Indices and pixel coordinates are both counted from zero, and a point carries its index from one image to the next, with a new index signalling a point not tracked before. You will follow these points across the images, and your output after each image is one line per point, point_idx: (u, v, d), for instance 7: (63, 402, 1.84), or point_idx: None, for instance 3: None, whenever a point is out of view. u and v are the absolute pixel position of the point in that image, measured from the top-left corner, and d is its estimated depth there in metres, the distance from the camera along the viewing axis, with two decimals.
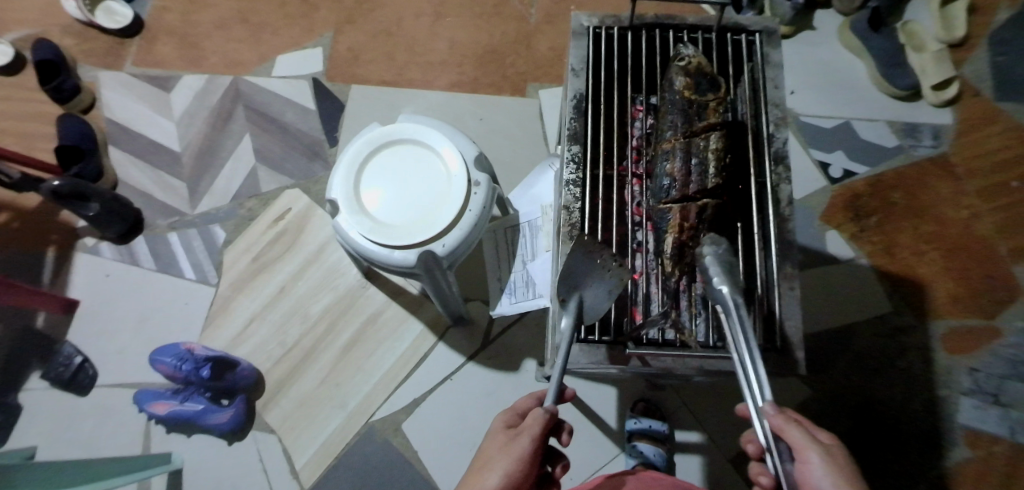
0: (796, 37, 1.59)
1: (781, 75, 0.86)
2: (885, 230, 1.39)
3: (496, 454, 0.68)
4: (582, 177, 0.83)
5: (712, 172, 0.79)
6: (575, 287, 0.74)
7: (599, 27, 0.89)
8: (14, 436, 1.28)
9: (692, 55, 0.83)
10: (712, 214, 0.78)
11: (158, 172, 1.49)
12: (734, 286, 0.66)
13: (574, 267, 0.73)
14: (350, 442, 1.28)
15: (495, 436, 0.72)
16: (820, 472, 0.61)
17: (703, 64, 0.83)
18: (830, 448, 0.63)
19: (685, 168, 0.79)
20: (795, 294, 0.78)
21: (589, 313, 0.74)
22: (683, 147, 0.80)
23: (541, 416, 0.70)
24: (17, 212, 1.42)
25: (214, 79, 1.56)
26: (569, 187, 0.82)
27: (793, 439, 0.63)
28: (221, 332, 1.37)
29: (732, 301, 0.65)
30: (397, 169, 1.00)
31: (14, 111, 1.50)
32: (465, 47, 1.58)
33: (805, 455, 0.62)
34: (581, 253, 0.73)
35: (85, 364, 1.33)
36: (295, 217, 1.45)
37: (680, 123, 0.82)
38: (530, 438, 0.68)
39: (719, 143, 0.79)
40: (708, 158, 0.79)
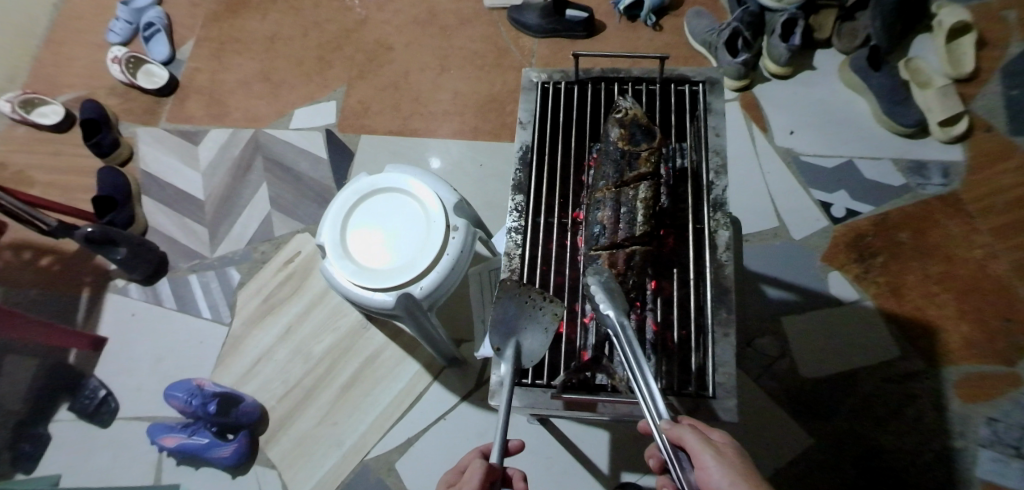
0: (794, 77, 1.59)
1: (723, 123, 0.88)
2: (890, 270, 1.35)
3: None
4: (524, 224, 0.87)
5: (641, 220, 0.80)
6: (511, 333, 0.77)
7: (548, 82, 0.95)
8: (41, 466, 1.38)
9: (628, 106, 0.84)
10: (641, 260, 0.79)
11: (183, 218, 1.61)
12: (621, 310, 0.71)
13: (506, 312, 0.78)
14: (345, 480, 1.31)
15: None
16: (718, 474, 0.61)
17: (639, 115, 0.84)
18: (724, 448, 0.64)
19: (614, 216, 0.81)
20: (730, 341, 0.78)
21: (528, 359, 0.77)
22: (613, 197, 0.82)
23: (481, 466, 0.69)
24: (59, 256, 1.57)
25: (237, 133, 1.69)
26: (512, 234, 0.87)
27: (690, 446, 0.63)
28: (231, 368, 1.44)
29: (620, 325, 0.70)
30: (381, 214, 1.08)
31: (62, 164, 1.67)
32: (467, 97, 1.66)
33: (703, 461, 0.62)
34: (512, 299, 0.78)
35: (107, 397, 1.43)
36: (304, 259, 1.53)
37: (612, 173, 0.84)
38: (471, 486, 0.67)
39: (647, 192, 0.81)
40: (636, 207, 0.81)
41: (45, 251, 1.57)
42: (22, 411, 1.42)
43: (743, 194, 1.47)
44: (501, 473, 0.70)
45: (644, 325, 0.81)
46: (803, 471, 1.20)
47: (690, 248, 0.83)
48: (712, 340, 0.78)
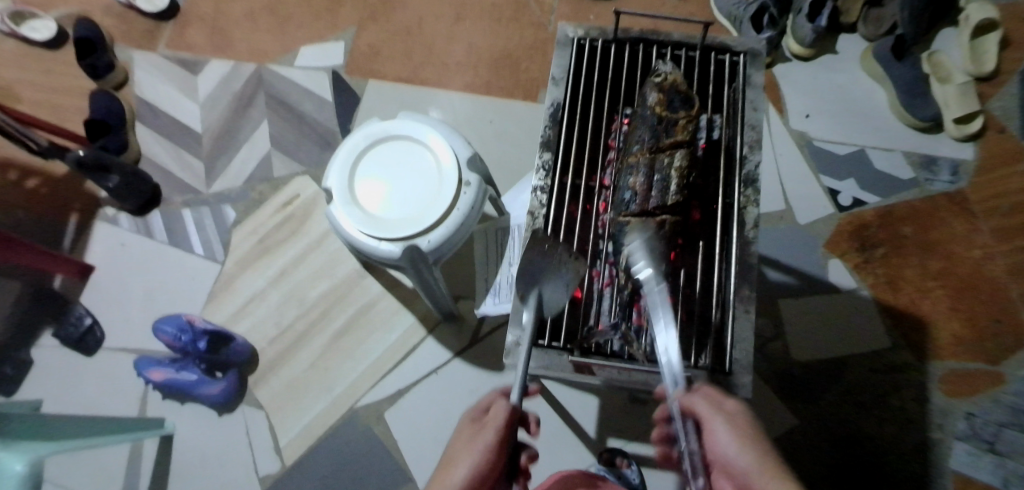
0: (817, 60, 1.55)
1: (761, 97, 0.87)
2: (890, 263, 1.36)
3: (462, 449, 0.67)
4: (550, 184, 0.86)
5: (674, 189, 0.80)
6: (534, 284, 0.76)
7: (584, 38, 0.92)
8: (22, 390, 1.36)
9: (668, 72, 0.84)
10: (669, 230, 0.80)
11: (179, 150, 1.56)
12: (656, 269, 0.75)
13: (531, 265, 0.76)
14: (334, 425, 1.32)
15: (459, 434, 0.70)
16: (726, 438, 0.63)
17: (678, 81, 0.83)
18: (736, 416, 0.65)
19: (647, 183, 0.80)
20: (750, 319, 0.78)
21: (548, 307, 0.78)
22: (648, 163, 0.81)
23: (504, 410, 0.69)
24: (46, 179, 1.50)
25: (241, 66, 1.62)
26: (537, 193, 0.86)
27: (701, 412, 0.66)
28: (223, 306, 1.42)
29: (653, 279, 0.74)
30: (392, 164, 1.05)
31: (53, 83, 1.59)
32: (482, 50, 1.60)
33: (711, 426, 0.64)
34: (539, 253, 0.76)
35: (93, 327, 1.40)
36: (303, 203, 1.49)
37: (647, 138, 0.82)
38: (495, 429, 0.67)
39: (682, 161, 0.81)
40: (670, 175, 0.80)
41: (32, 173, 1.51)
42: (4, 334, 1.38)
43: None
44: (519, 413, 0.70)
45: None
46: (784, 451, 1.23)
47: (718, 223, 0.82)
48: (733, 316, 0.78)
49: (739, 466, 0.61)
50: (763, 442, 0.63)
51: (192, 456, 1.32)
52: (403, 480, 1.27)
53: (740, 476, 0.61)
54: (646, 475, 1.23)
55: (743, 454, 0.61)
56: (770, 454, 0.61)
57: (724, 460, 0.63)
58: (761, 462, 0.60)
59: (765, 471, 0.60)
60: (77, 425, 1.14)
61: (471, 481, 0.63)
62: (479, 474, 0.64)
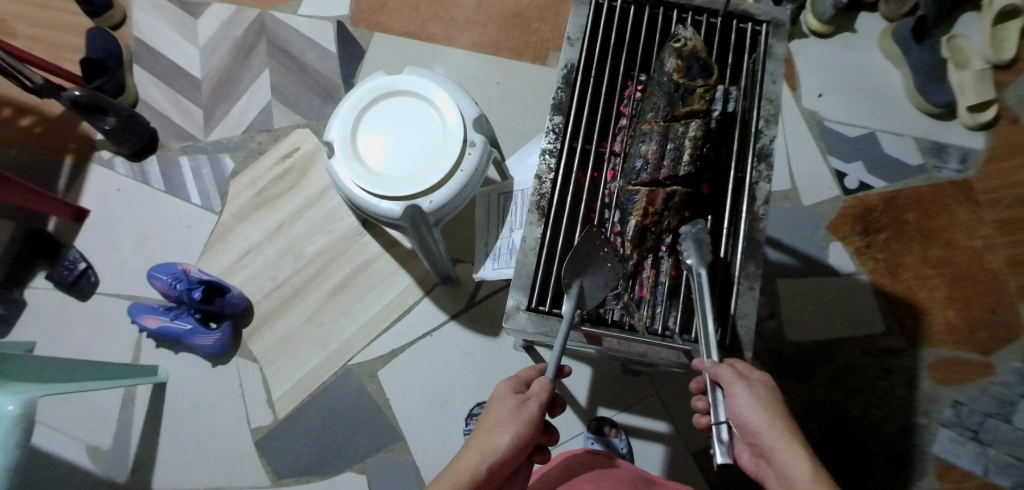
0: (834, 37, 1.51)
1: (781, 71, 0.85)
2: (891, 248, 1.36)
3: (506, 414, 0.72)
4: (560, 147, 0.85)
5: (686, 159, 0.80)
6: (576, 273, 0.77)
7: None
8: (16, 330, 1.35)
9: (689, 37, 0.81)
10: (679, 202, 0.80)
11: (177, 96, 1.52)
12: (702, 260, 0.74)
13: (580, 253, 0.77)
14: (327, 381, 1.32)
15: (501, 399, 0.75)
16: (746, 402, 0.67)
17: (698, 48, 0.81)
18: (758, 383, 0.70)
19: (659, 151, 0.80)
20: (753, 295, 0.79)
21: (588, 300, 0.77)
22: (661, 131, 0.81)
23: (546, 386, 0.76)
24: (40, 118, 1.47)
25: (242, 11, 1.57)
26: (546, 156, 0.85)
27: (724, 380, 0.69)
28: (218, 258, 1.41)
29: (696, 269, 0.74)
30: (396, 120, 1.03)
31: (47, 19, 1.53)
32: (492, 8, 1.55)
33: (733, 391, 0.68)
34: (588, 241, 0.78)
35: (88, 271, 1.38)
36: (303, 156, 1.47)
37: (662, 106, 0.82)
38: (539, 404, 0.73)
39: (697, 131, 0.80)
40: (683, 145, 0.80)
41: (25, 111, 1.47)
42: None
43: None
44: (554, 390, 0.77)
45: (661, 267, 0.83)
46: None
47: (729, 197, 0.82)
48: (737, 291, 0.78)
49: (755, 429, 0.67)
50: (779, 405, 0.68)
51: (185, 404, 1.32)
52: (395, 438, 1.29)
53: (755, 437, 0.67)
54: (634, 444, 1.25)
55: (759, 419, 0.67)
56: (785, 418, 0.67)
57: (741, 422, 0.69)
58: (776, 426, 0.66)
59: (778, 434, 0.66)
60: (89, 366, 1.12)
61: (512, 446, 0.70)
62: (521, 441, 0.70)
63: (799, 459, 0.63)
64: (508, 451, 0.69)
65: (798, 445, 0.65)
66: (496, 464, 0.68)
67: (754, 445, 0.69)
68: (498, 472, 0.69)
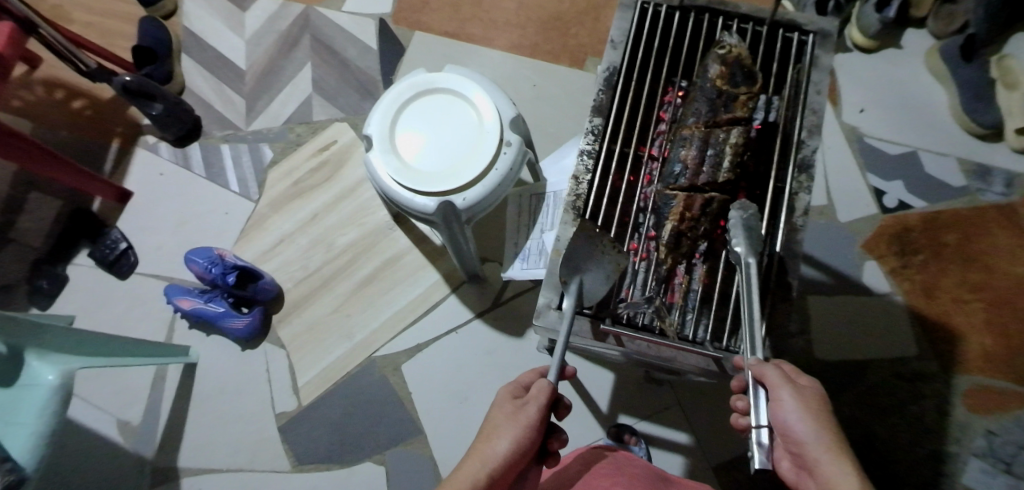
0: (879, 53, 1.48)
1: (826, 81, 0.84)
2: (928, 270, 1.32)
3: (503, 421, 0.75)
4: (598, 149, 0.85)
5: (726, 166, 0.80)
6: (576, 270, 0.78)
7: (648, 2, 0.89)
8: (57, 304, 1.40)
9: (733, 44, 0.82)
10: (717, 208, 0.80)
11: (221, 85, 1.56)
12: (752, 250, 0.73)
13: (575, 252, 0.78)
14: (351, 372, 1.34)
15: (500, 406, 0.77)
16: (791, 408, 0.67)
17: (743, 55, 0.82)
18: (805, 390, 0.68)
19: (699, 157, 0.81)
20: (788, 306, 0.78)
21: (588, 296, 0.78)
22: (702, 136, 0.81)
23: (546, 388, 0.77)
24: (91, 101, 1.52)
25: (288, 6, 1.61)
26: (583, 157, 0.85)
27: (770, 381, 0.68)
28: (252, 245, 1.44)
29: (746, 261, 0.72)
30: (433, 117, 1.04)
31: (102, 6, 1.59)
32: (532, 11, 1.56)
33: (779, 395, 0.67)
34: (584, 238, 0.78)
35: (127, 251, 1.43)
36: (339, 149, 1.50)
37: (704, 111, 0.82)
38: (537, 408, 0.75)
39: (738, 138, 0.80)
40: (724, 151, 0.80)
41: (77, 94, 1.52)
42: (42, 249, 1.42)
43: None
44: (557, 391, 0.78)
45: (694, 274, 0.83)
46: None
47: (767, 206, 0.81)
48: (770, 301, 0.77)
49: (800, 437, 0.66)
50: (826, 415, 0.67)
51: (213, 385, 1.36)
52: (413, 431, 1.30)
53: (799, 446, 0.66)
54: (653, 453, 1.24)
55: (804, 426, 0.66)
56: (833, 431, 0.66)
57: (784, 427, 0.68)
58: (822, 437, 0.65)
59: (825, 445, 0.65)
60: (133, 345, 1.15)
61: (513, 452, 0.71)
62: (520, 446, 0.72)
63: (846, 474, 0.62)
64: (506, 457, 0.71)
65: (845, 459, 0.64)
66: (497, 471, 0.70)
67: (796, 454, 0.68)
68: (501, 478, 0.71)
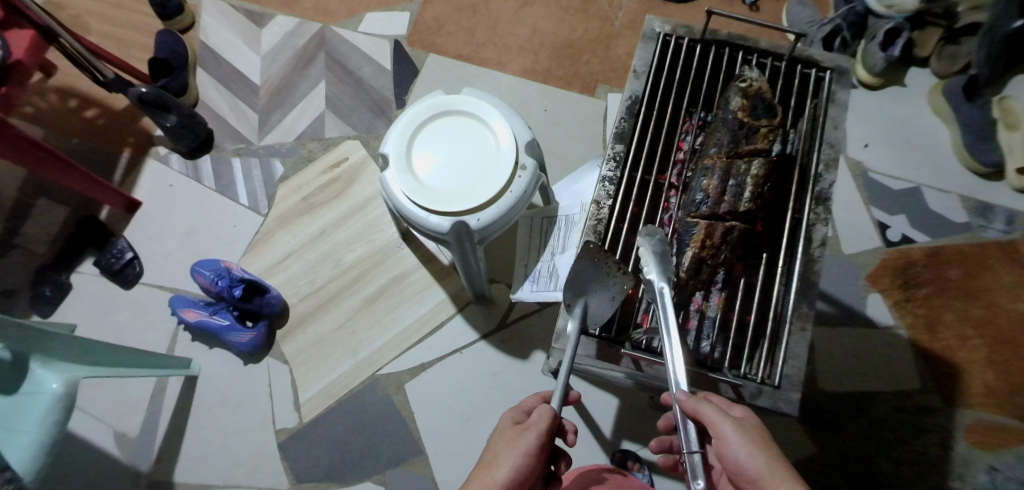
0: (883, 89, 1.52)
1: (843, 117, 0.86)
2: (931, 304, 1.33)
3: (505, 449, 0.77)
4: (620, 176, 0.86)
5: (747, 196, 0.81)
6: (581, 293, 0.82)
7: (670, 35, 0.92)
8: (58, 312, 1.39)
9: (756, 78, 0.84)
10: (737, 238, 0.80)
11: (235, 99, 1.57)
12: (665, 278, 0.76)
13: (581, 275, 0.82)
14: (354, 389, 1.34)
15: (502, 433, 0.79)
16: (737, 443, 0.68)
17: (764, 88, 0.83)
18: (744, 422, 0.71)
19: (720, 186, 0.82)
20: (805, 336, 0.79)
21: (593, 317, 0.82)
22: (723, 167, 0.82)
23: (547, 414, 0.78)
24: (104, 111, 1.53)
25: (306, 23, 1.64)
26: (604, 183, 0.86)
27: (708, 419, 0.70)
28: (260, 259, 1.44)
29: (657, 286, 0.76)
30: (449, 140, 1.05)
31: (121, 18, 1.61)
32: (545, 38, 1.59)
33: (722, 432, 0.68)
34: (587, 261, 0.81)
35: (133, 261, 1.42)
36: (351, 166, 1.51)
37: (726, 142, 0.84)
38: (537, 434, 0.76)
39: (759, 170, 0.81)
40: (745, 182, 0.81)
41: (91, 103, 1.53)
42: (46, 256, 1.41)
43: None
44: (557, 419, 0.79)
45: (710, 302, 0.84)
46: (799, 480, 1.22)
47: (785, 237, 0.82)
48: (788, 332, 0.78)
49: (753, 473, 0.68)
50: (769, 444, 0.69)
51: (213, 399, 1.34)
52: (416, 451, 1.29)
53: (754, 481, 0.68)
54: (656, 480, 1.24)
55: (754, 460, 0.68)
56: (779, 458, 0.68)
57: (732, 462, 0.69)
58: (774, 470, 0.67)
59: (778, 477, 0.66)
60: (137, 353, 1.14)
61: (511, 480, 0.73)
62: (519, 474, 0.74)
63: None
64: (505, 485, 0.73)
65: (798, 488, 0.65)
66: None
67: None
68: None
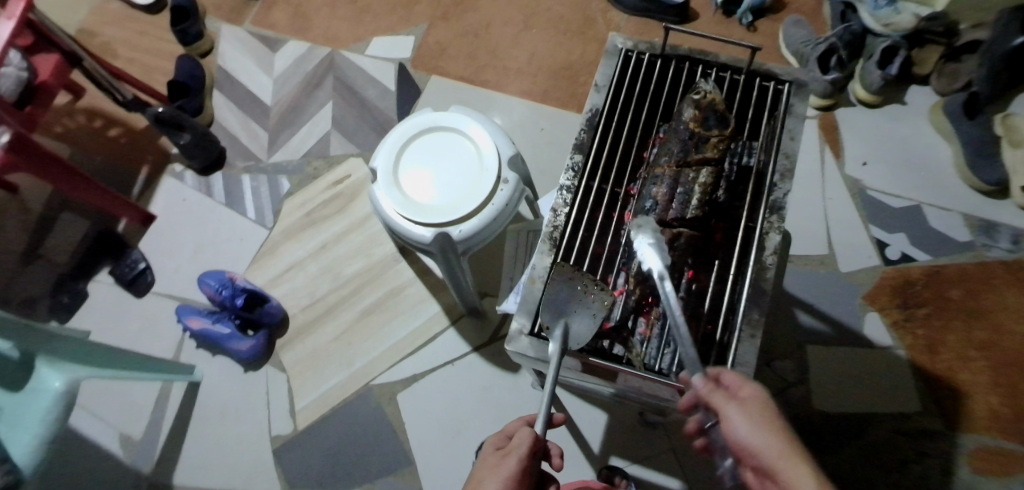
0: (882, 107, 1.51)
1: (800, 129, 0.88)
2: (932, 324, 1.30)
3: (487, 476, 0.74)
4: (577, 185, 0.89)
5: (694, 203, 0.83)
6: (562, 314, 0.80)
7: (632, 50, 0.96)
8: (74, 319, 1.47)
9: (708, 90, 0.87)
10: (685, 243, 0.83)
11: (247, 119, 1.66)
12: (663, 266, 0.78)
13: (556, 296, 0.80)
14: (348, 399, 1.36)
15: (485, 461, 0.77)
16: (737, 420, 0.65)
17: (716, 100, 0.86)
18: (752, 403, 0.66)
19: (669, 194, 0.84)
20: (754, 343, 0.79)
21: (574, 340, 0.79)
22: (673, 175, 0.84)
23: (529, 436, 0.75)
24: (126, 130, 1.63)
25: (316, 48, 1.72)
26: (562, 192, 0.89)
27: (713, 399, 0.68)
28: (264, 270, 1.50)
29: (659, 273, 0.77)
30: (435, 155, 1.09)
31: (146, 45, 1.72)
32: (544, 60, 1.64)
33: (723, 411, 0.66)
34: (563, 283, 0.81)
35: (145, 271, 1.50)
36: (353, 183, 1.57)
37: (677, 152, 0.85)
38: (519, 458, 0.73)
39: (707, 178, 0.83)
40: (693, 190, 0.83)
41: (115, 123, 1.64)
42: (66, 266, 1.50)
43: (799, 216, 1.42)
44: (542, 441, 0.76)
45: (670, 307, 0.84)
46: None
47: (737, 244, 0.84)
48: (737, 338, 0.79)
49: (757, 451, 0.63)
50: (778, 424, 0.64)
51: (213, 405, 1.39)
52: (405, 462, 1.30)
53: (757, 461, 0.62)
54: None
55: (758, 438, 0.63)
56: (787, 438, 0.62)
57: (740, 444, 0.65)
58: (779, 448, 0.61)
59: (782, 454, 0.61)
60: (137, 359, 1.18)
61: None
62: None
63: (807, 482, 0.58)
64: None
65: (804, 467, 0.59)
66: None
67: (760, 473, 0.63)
68: None
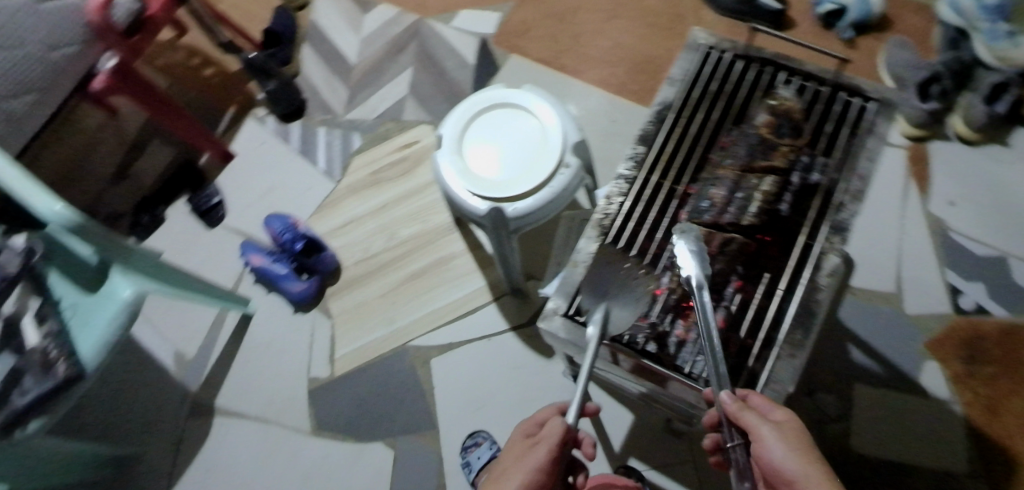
0: (982, 146, 1.40)
1: (880, 150, 0.85)
2: (998, 384, 1.22)
3: (514, 464, 0.74)
4: (635, 176, 0.90)
5: (752, 209, 0.83)
6: (602, 299, 0.81)
7: (713, 48, 0.96)
8: (152, 238, 1.59)
9: (785, 98, 0.89)
10: (736, 249, 0.81)
11: (330, 74, 1.72)
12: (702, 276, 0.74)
13: (597, 281, 0.81)
14: (384, 354, 1.42)
15: (514, 451, 0.77)
16: (774, 442, 0.66)
17: (792, 109, 0.88)
18: (784, 426, 0.68)
19: (727, 196, 0.84)
20: (795, 363, 0.77)
21: (611, 329, 0.80)
22: (734, 178, 0.85)
23: (559, 427, 0.74)
24: (220, 71, 1.73)
25: (404, 13, 1.76)
26: (619, 180, 0.91)
27: (746, 421, 0.68)
28: (325, 220, 1.57)
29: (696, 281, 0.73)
30: (500, 129, 1.11)
31: None
32: (626, 52, 1.62)
33: (759, 433, 0.67)
34: (605, 266, 0.81)
35: (218, 205, 1.60)
36: (420, 148, 1.61)
37: (742, 155, 0.86)
38: (548, 449, 0.72)
39: (769, 186, 0.84)
40: (754, 195, 0.83)
41: (211, 63, 1.74)
42: (150, 189, 1.62)
43: (870, 248, 1.35)
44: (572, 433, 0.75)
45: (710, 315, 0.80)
46: None
47: (792, 259, 0.81)
48: (776, 354, 0.77)
49: (790, 475, 0.64)
50: (809, 447, 0.66)
51: (262, 338, 1.47)
52: (429, 424, 1.34)
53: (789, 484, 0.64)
54: None
55: (794, 463, 0.64)
56: (818, 460, 0.65)
57: (771, 465, 0.67)
58: (814, 473, 0.63)
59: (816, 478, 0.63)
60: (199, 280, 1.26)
61: None
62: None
63: None
64: None
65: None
66: None
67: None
68: None
